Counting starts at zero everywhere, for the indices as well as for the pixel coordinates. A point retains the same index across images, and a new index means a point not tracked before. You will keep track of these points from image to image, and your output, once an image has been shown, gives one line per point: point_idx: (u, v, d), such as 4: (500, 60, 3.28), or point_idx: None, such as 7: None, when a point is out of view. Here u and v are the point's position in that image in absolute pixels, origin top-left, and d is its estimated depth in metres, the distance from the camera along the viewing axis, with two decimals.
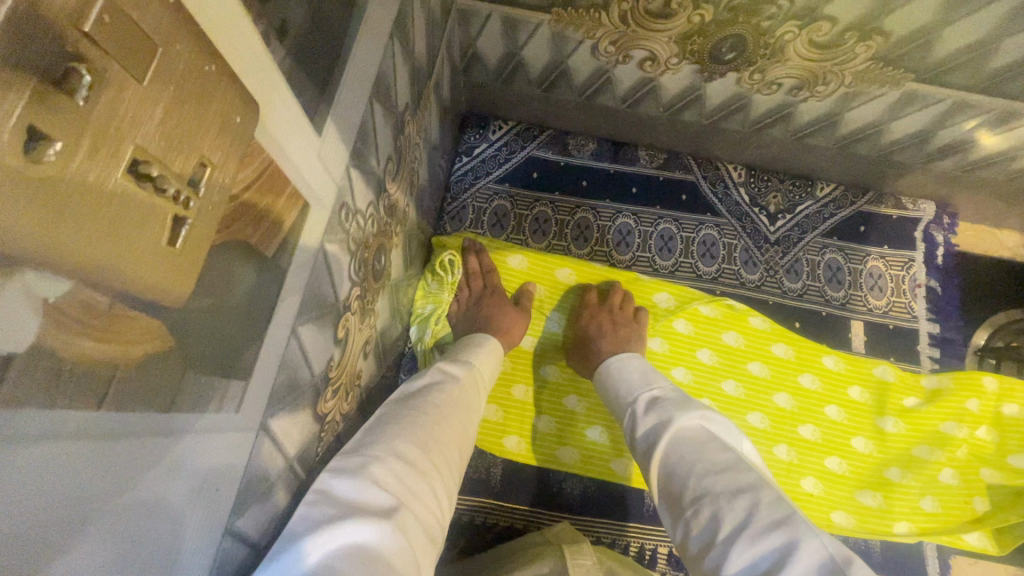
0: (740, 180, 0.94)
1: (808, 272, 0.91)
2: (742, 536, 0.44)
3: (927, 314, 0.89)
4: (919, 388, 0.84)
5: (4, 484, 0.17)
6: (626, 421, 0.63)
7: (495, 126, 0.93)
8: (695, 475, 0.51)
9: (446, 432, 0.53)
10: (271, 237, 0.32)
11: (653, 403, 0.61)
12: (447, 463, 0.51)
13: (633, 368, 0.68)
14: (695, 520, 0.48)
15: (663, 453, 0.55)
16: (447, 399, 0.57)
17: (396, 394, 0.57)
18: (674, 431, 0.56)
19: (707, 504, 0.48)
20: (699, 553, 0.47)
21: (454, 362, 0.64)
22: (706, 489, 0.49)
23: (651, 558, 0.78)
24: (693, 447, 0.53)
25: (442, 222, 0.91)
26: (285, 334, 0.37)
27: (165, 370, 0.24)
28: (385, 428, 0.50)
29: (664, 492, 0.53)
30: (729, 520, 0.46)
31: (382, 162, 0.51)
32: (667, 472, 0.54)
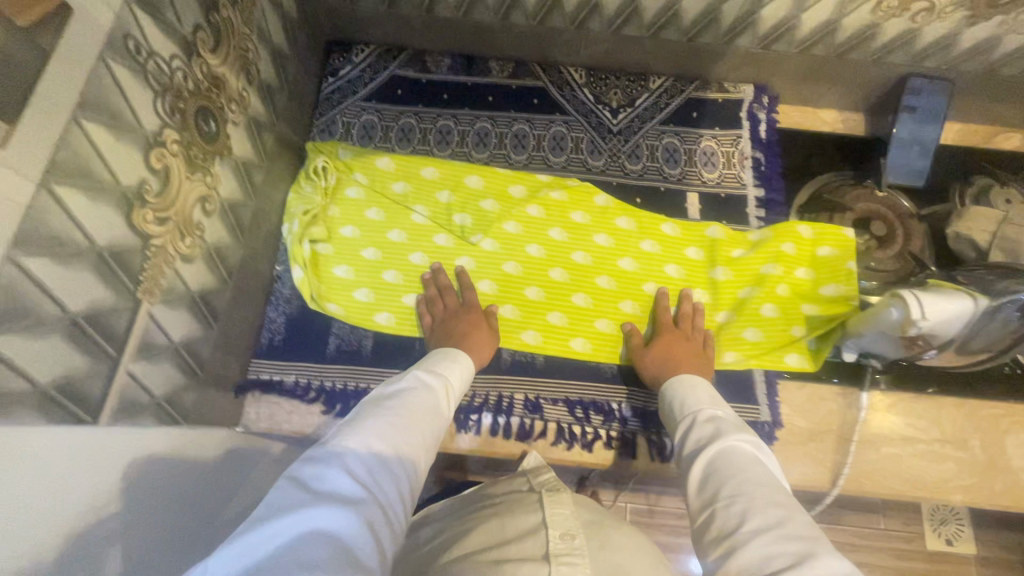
0: (582, 81, 1.04)
1: (647, 155, 1.02)
2: (754, 533, 0.52)
3: (754, 182, 1.00)
4: (744, 242, 0.95)
5: None
6: (682, 429, 0.70)
7: (357, 49, 1.04)
8: (737, 481, 0.57)
9: (412, 434, 0.62)
10: (24, 9, 0.41)
11: (715, 417, 0.68)
12: (413, 461, 0.61)
13: (700, 387, 0.75)
14: (721, 517, 0.56)
15: (706, 454, 0.62)
16: (419, 403, 0.67)
17: (374, 394, 0.67)
18: (730, 443, 0.62)
19: (736, 508, 0.55)
20: (713, 537, 0.55)
21: (430, 371, 0.74)
22: (740, 492, 0.56)
23: (509, 406, 0.87)
24: (743, 461, 0.60)
25: (314, 136, 1.00)
26: (62, 115, 0.46)
27: None
28: (361, 427, 0.60)
29: (699, 485, 0.61)
30: (742, 523, 0.53)
31: (187, 24, 0.61)
32: (704, 474, 0.61)
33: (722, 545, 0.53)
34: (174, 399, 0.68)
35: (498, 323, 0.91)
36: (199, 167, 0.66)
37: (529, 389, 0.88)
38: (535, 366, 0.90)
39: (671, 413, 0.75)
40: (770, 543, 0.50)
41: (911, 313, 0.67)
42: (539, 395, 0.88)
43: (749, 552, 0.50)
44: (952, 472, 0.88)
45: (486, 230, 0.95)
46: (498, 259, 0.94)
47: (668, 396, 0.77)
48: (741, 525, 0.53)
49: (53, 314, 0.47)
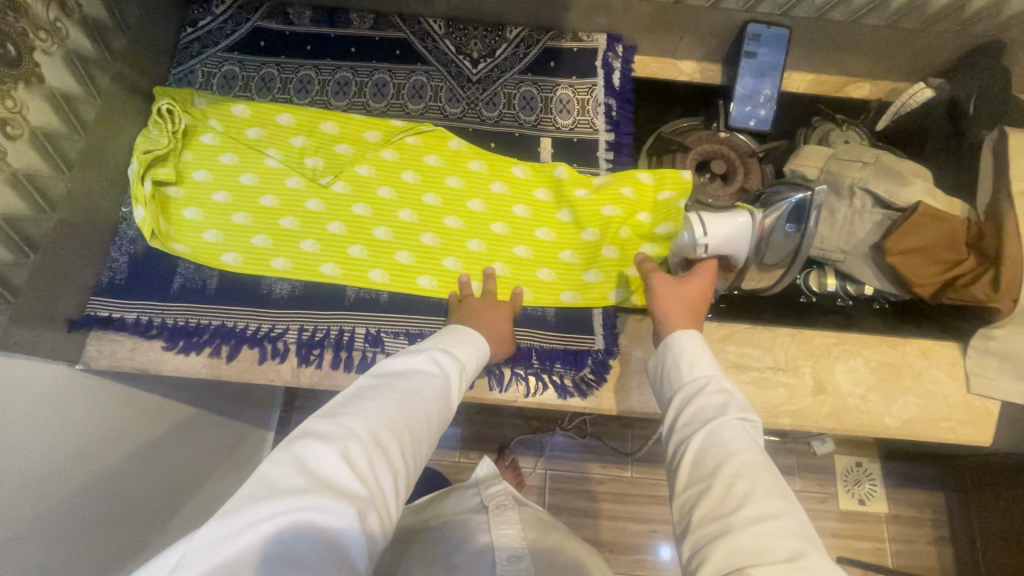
0: (442, 32, 1.07)
1: (505, 103, 1.05)
2: (732, 510, 0.55)
3: (606, 127, 1.03)
4: (589, 184, 0.97)
5: None
6: (683, 395, 0.69)
7: (218, 1, 1.05)
8: (731, 457, 0.59)
9: (416, 423, 0.63)
10: None
11: (724, 390, 0.67)
12: (413, 449, 0.62)
13: (697, 341, 0.73)
14: (708, 491, 0.58)
15: (702, 429, 0.63)
16: (427, 389, 0.67)
17: (382, 370, 0.68)
18: (731, 420, 0.63)
19: (729, 488, 0.57)
20: (694, 505, 0.58)
21: (447, 353, 0.73)
22: (732, 469, 0.58)
23: (349, 339, 0.88)
24: (734, 435, 0.61)
25: (169, 84, 1.01)
26: None
27: None
28: (363, 407, 0.61)
29: (688, 464, 0.62)
30: (730, 511, 0.55)
31: None
32: (697, 451, 0.62)
33: (700, 517, 0.57)
34: None
35: (346, 262, 0.92)
36: None
37: (370, 324, 0.89)
38: (379, 302, 0.90)
39: (672, 370, 0.72)
40: (750, 531, 0.53)
41: (695, 230, 0.79)
42: (381, 330, 0.89)
43: (728, 531, 0.54)
44: (779, 397, 0.89)
45: (337, 174, 0.97)
46: (348, 201, 0.95)
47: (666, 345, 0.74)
48: (725, 501, 0.56)
49: None
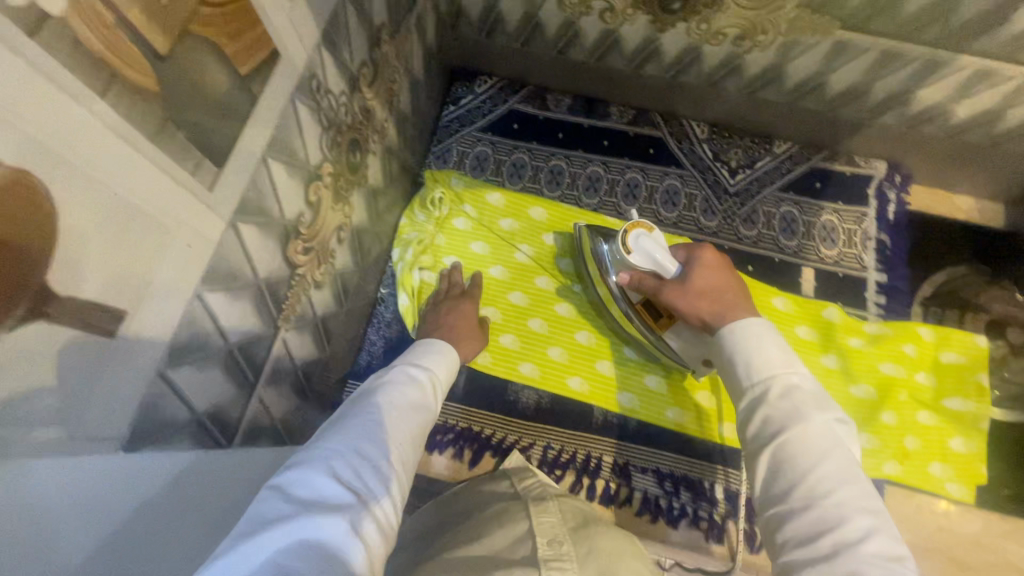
0: (704, 137, 1.01)
1: (763, 222, 0.98)
2: (859, 556, 0.43)
3: (876, 265, 0.95)
4: (862, 331, 0.89)
5: (50, 116, 0.28)
6: (746, 401, 0.57)
7: (481, 80, 1.04)
8: (842, 498, 0.47)
9: (398, 433, 0.58)
10: (244, 59, 0.42)
11: (792, 392, 0.54)
12: (400, 459, 0.56)
13: (768, 336, 0.59)
14: (801, 516, 0.48)
15: (792, 431, 0.51)
16: (399, 400, 0.61)
17: (356, 397, 0.61)
18: (819, 426, 0.51)
19: (885, 545, 0.44)
20: (791, 541, 0.47)
21: (410, 367, 0.68)
22: (870, 525, 0.46)
23: (596, 466, 0.85)
24: (835, 470, 0.49)
25: (429, 161, 1.01)
26: (253, 159, 0.46)
27: (147, 111, 0.34)
28: (346, 425, 0.55)
29: (766, 475, 0.52)
30: (886, 563, 0.43)
31: (355, 61, 0.62)
32: (778, 462, 0.51)
33: (793, 555, 0.46)
34: (286, 419, 0.69)
35: (595, 379, 0.88)
36: (343, 197, 0.67)
37: (620, 453, 0.85)
38: (627, 429, 0.86)
39: (733, 360, 0.60)
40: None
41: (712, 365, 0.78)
42: (629, 460, 0.85)
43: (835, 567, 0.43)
44: None
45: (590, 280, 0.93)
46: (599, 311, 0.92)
47: (722, 342, 0.62)
48: (831, 539, 0.45)
49: (221, 346, 0.49)
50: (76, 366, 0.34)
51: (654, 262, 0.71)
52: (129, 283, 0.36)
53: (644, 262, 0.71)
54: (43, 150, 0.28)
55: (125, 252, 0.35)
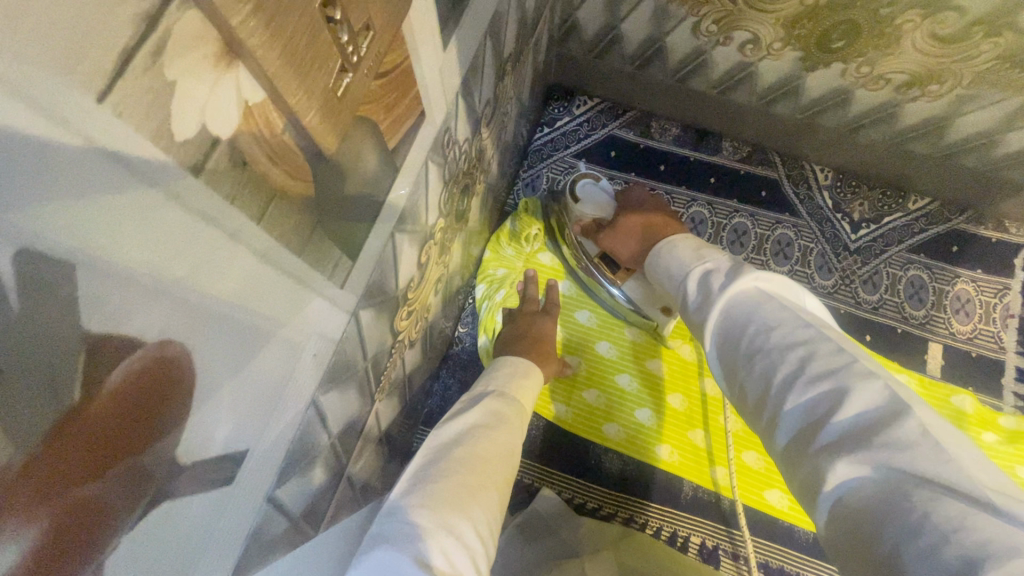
0: (825, 183, 0.90)
1: (887, 286, 0.87)
2: (807, 387, 0.39)
3: (1018, 348, 0.83)
4: (997, 426, 0.77)
5: (202, 260, 0.21)
6: (683, 304, 0.56)
7: (579, 101, 0.95)
8: (771, 339, 0.44)
9: (489, 490, 0.44)
10: (394, 131, 0.34)
11: (708, 279, 0.53)
12: (490, 527, 0.43)
13: (685, 249, 0.60)
14: (753, 381, 0.44)
15: (715, 312, 0.49)
16: (491, 446, 0.48)
17: (438, 439, 0.48)
18: (727, 296, 0.49)
19: (830, 356, 0.40)
20: (762, 410, 0.43)
21: (498, 399, 0.56)
22: (809, 348, 0.41)
23: (682, 546, 0.77)
24: (763, 317, 0.45)
25: (516, 188, 0.94)
26: (383, 238, 0.39)
27: (301, 219, 0.27)
28: (430, 486, 0.42)
29: (721, 355, 0.48)
30: (832, 374, 0.39)
31: (482, 102, 0.54)
32: (721, 335, 0.48)
33: (771, 420, 0.41)
34: (367, 487, 0.63)
35: (686, 450, 0.80)
36: (446, 249, 0.60)
37: (709, 534, 0.78)
38: (718, 510, 0.78)
39: (668, 280, 0.61)
40: (855, 420, 0.36)
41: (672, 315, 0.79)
42: (719, 544, 0.77)
43: (796, 407, 0.39)
44: None
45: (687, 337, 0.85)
46: (694, 372, 0.84)
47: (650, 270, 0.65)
48: (776, 386, 0.41)
49: (324, 444, 0.43)
50: (197, 532, 0.27)
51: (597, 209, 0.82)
52: (255, 417, 0.30)
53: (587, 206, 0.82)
54: (192, 305, 0.21)
55: (255, 382, 0.29)
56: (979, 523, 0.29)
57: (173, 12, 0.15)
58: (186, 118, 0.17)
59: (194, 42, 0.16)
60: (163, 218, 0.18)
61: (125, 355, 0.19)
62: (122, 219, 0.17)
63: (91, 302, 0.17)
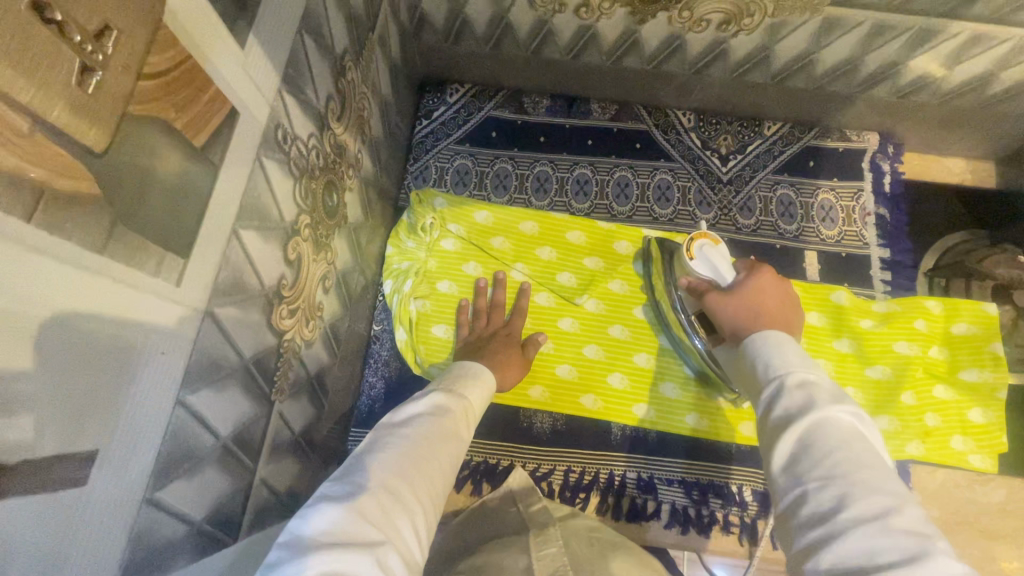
0: (691, 125, 0.97)
1: (761, 208, 0.95)
2: (884, 536, 0.36)
3: (878, 241, 0.93)
4: (871, 312, 0.87)
5: None
6: (767, 391, 0.50)
7: (451, 89, 0.98)
8: (859, 475, 0.40)
9: (431, 465, 0.54)
10: (197, 128, 0.36)
11: (808, 382, 0.48)
12: (430, 498, 0.52)
13: (789, 345, 0.53)
14: (819, 499, 0.40)
15: (804, 420, 0.44)
16: (434, 429, 0.58)
17: (389, 421, 0.59)
18: (838, 414, 0.44)
19: (914, 520, 0.37)
20: (808, 531, 0.39)
21: (445, 392, 0.65)
22: (893, 499, 0.38)
23: (621, 485, 0.82)
24: (859, 455, 0.41)
25: (407, 183, 0.96)
26: (222, 234, 0.41)
27: (93, 215, 0.28)
28: (375, 456, 0.53)
29: (785, 468, 0.44)
30: (915, 536, 0.36)
31: (322, 98, 0.56)
32: (799, 447, 0.44)
33: (817, 547, 0.38)
34: (294, 491, 0.64)
35: (610, 395, 0.84)
36: (324, 246, 0.61)
37: (642, 468, 0.82)
38: (648, 444, 0.83)
39: (756, 369, 0.53)
40: None
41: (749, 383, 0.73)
42: (654, 475, 0.82)
43: (858, 551, 0.36)
44: None
45: (590, 290, 0.87)
46: (603, 321, 0.86)
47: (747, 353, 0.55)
48: (847, 516, 0.38)
49: (213, 447, 0.44)
50: (38, 535, 0.28)
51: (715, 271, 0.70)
52: (90, 417, 0.30)
53: (705, 271, 0.70)
54: None
55: (79, 386, 0.29)
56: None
57: None
58: None
59: None
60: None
61: None
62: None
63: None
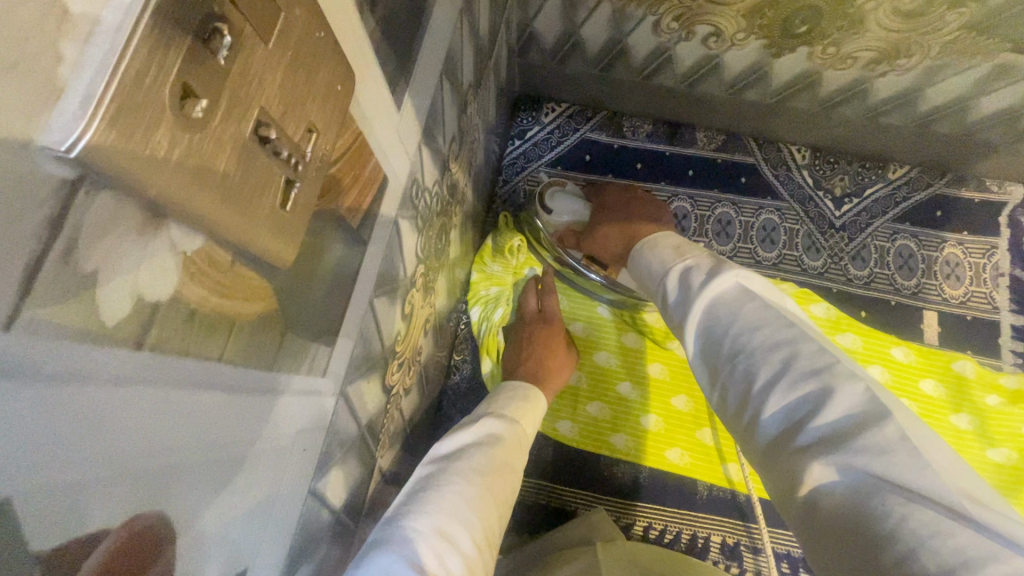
0: (805, 163, 0.89)
1: (877, 259, 0.86)
2: (792, 389, 0.38)
3: (1011, 306, 0.83)
4: (998, 387, 0.78)
5: (165, 418, 0.19)
6: (666, 307, 0.53)
7: (547, 108, 0.93)
8: (752, 339, 0.42)
9: (487, 503, 0.45)
10: (357, 208, 0.32)
11: (690, 276, 0.51)
12: (487, 540, 0.44)
13: (671, 248, 0.57)
14: (733, 377, 0.42)
15: (698, 314, 0.47)
16: (489, 462, 0.49)
17: (443, 449, 0.51)
18: (711, 289, 0.47)
19: (813, 356, 0.39)
20: (740, 414, 0.41)
21: (497, 415, 0.57)
22: (791, 347, 0.40)
23: (703, 546, 0.77)
24: (747, 317, 0.44)
25: (494, 205, 0.92)
26: (362, 309, 0.38)
27: (267, 332, 0.25)
28: (426, 492, 0.44)
29: (699, 354, 0.46)
30: (816, 375, 0.37)
31: (448, 140, 0.52)
32: (702, 332, 0.46)
33: (751, 422, 0.40)
34: None
35: (695, 449, 0.81)
36: (430, 291, 0.58)
37: (729, 531, 0.78)
38: (734, 505, 0.79)
39: (651, 280, 0.57)
40: (841, 430, 0.34)
41: None
42: (739, 541, 0.78)
43: (777, 412, 0.38)
44: None
45: None
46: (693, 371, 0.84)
47: (635, 265, 0.62)
48: (756, 388, 0.40)
49: (327, 523, 0.42)
50: None
51: (573, 211, 0.80)
52: (249, 528, 0.28)
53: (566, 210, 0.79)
54: (158, 470, 0.19)
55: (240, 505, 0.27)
56: (952, 534, 0.29)
57: (82, 201, 0.14)
58: (116, 300, 0.16)
59: (113, 222, 0.15)
60: (93, 406, 0.16)
61: (92, 550, 0.17)
62: (40, 425, 0.14)
63: (24, 519, 0.14)
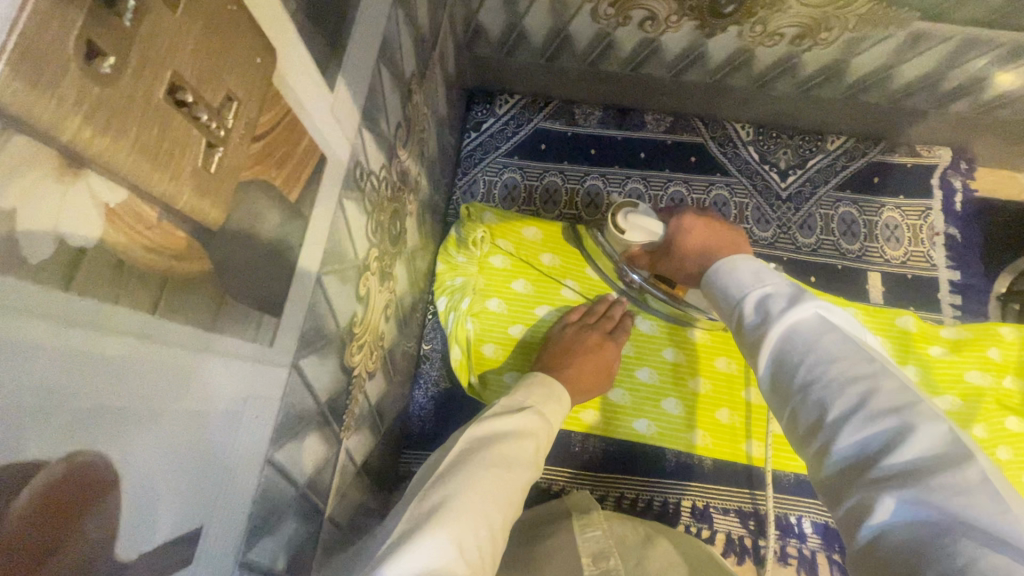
0: (749, 139, 0.93)
1: (822, 227, 0.91)
2: (871, 423, 0.35)
3: (947, 262, 0.88)
4: (940, 339, 0.83)
5: (103, 361, 0.21)
6: (732, 325, 0.49)
7: (501, 100, 0.96)
8: (833, 371, 0.39)
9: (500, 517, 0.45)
10: (293, 182, 0.34)
11: (765, 300, 0.47)
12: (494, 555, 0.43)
13: (751, 263, 0.51)
14: (807, 406, 0.39)
15: (772, 336, 0.44)
16: (512, 483, 0.48)
17: (470, 441, 0.51)
18: (788, 313, 0.44)
19: (894, 392, 0.36)
20: (809, 442, 0.39)
21: (525, 414, 0.57)
22: (871, 381, 0.37)
23: (674, 512, 0.81)
24: (827, 348, 0.40)
25: (455, 197, 0.94)
26: (310, 284, 0.39)
27: (204, 294, 0.27)
28: (450, 500, 0.43)
29: (769, 379, 0.43)
30: (898, 412, 0.35)
31: (393, 126, 0.54)
32: (775, 358, 0.43)
33: (818, 452, 0.38)
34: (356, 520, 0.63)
35: (664, 422, 0.77)
36: (387, 276, 0.60)
37: (699, 495, 0.80)
38: (704, 472, 0.80)
39: (717, 302, 0.53)
40: (926, 470, 0.32)
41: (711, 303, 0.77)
42: (710, 503, 0.81)
43: (849, 446, 0.36)
44: None
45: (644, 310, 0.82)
46: (657, 343, 0.80)
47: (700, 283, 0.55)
48: (830, 418, 0.37)
49: (291, 497, 0.43)
50: None
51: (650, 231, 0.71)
52: (204, 485, 0.30)
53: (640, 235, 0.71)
54: (98, 410, 0.21)
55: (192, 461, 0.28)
56: None
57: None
58: (40, 241, 0.17)
59: (30, 165, 0.17)
60: (23, 337, 0.17)
61: (31, 476, 0.19)
62: None
63: None
